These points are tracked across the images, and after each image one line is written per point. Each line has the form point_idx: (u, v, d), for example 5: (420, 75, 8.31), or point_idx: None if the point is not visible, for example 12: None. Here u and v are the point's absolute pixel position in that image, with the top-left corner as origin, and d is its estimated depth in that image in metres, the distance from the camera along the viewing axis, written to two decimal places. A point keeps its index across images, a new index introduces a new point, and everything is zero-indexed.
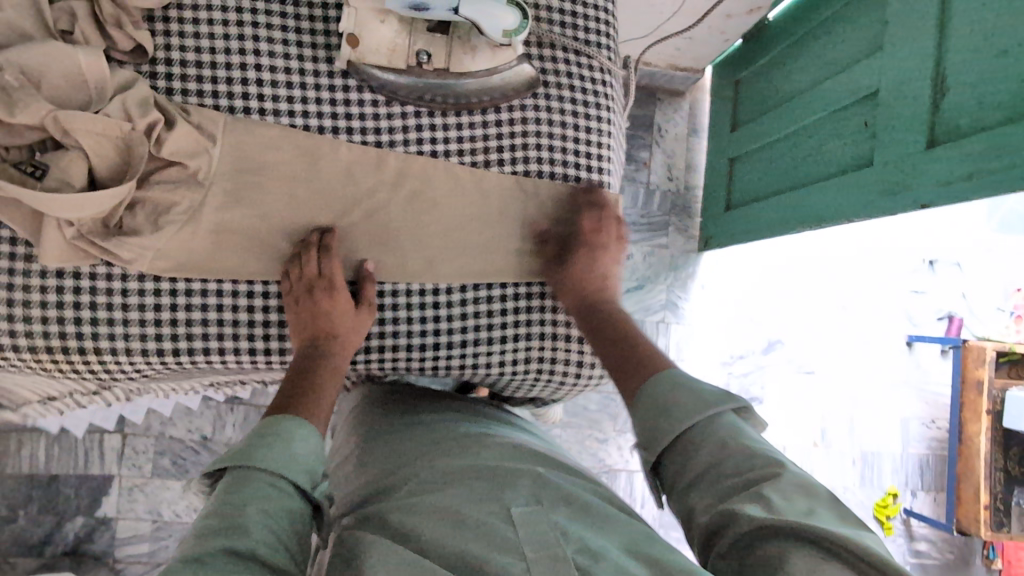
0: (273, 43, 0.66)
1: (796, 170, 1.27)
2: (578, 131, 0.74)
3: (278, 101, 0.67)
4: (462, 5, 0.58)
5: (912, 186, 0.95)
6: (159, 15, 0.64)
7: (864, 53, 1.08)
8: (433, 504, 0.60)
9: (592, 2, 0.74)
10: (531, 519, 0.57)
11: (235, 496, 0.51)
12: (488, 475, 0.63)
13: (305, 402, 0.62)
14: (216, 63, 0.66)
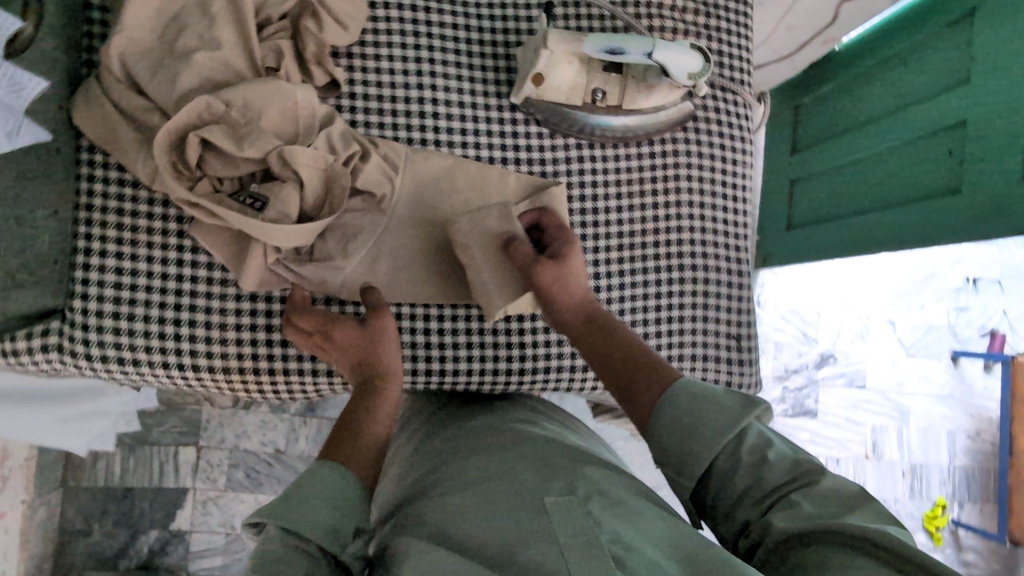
0: (448, 79, 0.70)
1: (869, 193, 1.31)
2: (724, 162, 0.78)
3: (451, 133, 0.70)
4: (656, 49, 0.62)
5: (1006, 214, 1.00)
6: (347, 52, 0.67)
7: (947, 86, 1.14)
8: (460, 504, 0.56)
9: (735, 41, 0.78)
10: (568, 509, 0.54)
11: (264, 560, 0.44)
12: (533, 465, 0.60)
13: (340, 450, 0.54)
14: (396, 97, 0.69)
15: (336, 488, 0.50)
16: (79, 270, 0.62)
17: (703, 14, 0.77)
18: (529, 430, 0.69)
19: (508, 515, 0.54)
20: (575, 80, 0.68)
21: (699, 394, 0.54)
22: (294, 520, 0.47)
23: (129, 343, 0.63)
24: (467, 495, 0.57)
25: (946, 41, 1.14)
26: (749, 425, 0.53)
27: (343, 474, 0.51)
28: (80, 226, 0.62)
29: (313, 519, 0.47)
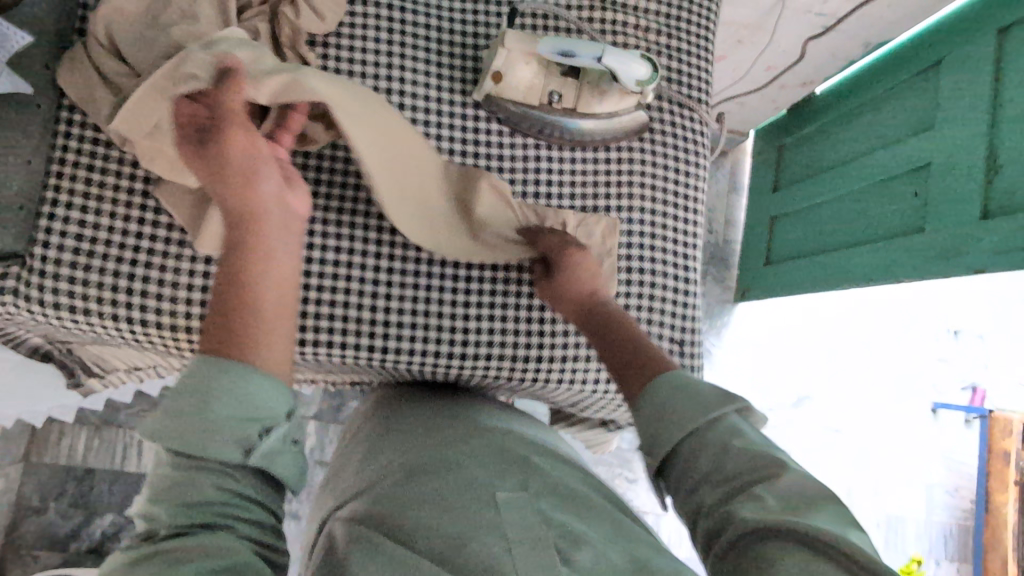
0: (417, 74, 0.74)
1: (842, 230, 1.33)
2: (678, 173, 0.81)
3: (415, 123, 0.74)
4: (605, 54, 0.67)
5: (966, 252, 1.02)
6: (322, 41, 0.72)
7: (914, 130, 1.18)
8: (409, 496, 0.57)
9: (693, 62, 0.83)
10: (518, 506, 0.55)
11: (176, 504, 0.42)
12: (485, 461, 0.61)
13: (228, 337, 0.46)
14: (365, 86, 0.73)
15: (257, 385, 0.45)
16: (45, 220, 0.65)
17: (664, 35, 0.81)
18: (481, 423, 0.70)
19: (457, 507, 0.55)
20: (533, 80, 0.73)
21: (686, 382, 0.55)
22: (201, 451, 0.43)
23: (81, 293, 0.66)
24: (421, 485, 0.58)
25: (915, 88, 1.20)
26: (728, 418, 0.52)
27: (245, 370, 0.45)
28: (50, 179, 0.65)
29: (214, 434, 0.43)
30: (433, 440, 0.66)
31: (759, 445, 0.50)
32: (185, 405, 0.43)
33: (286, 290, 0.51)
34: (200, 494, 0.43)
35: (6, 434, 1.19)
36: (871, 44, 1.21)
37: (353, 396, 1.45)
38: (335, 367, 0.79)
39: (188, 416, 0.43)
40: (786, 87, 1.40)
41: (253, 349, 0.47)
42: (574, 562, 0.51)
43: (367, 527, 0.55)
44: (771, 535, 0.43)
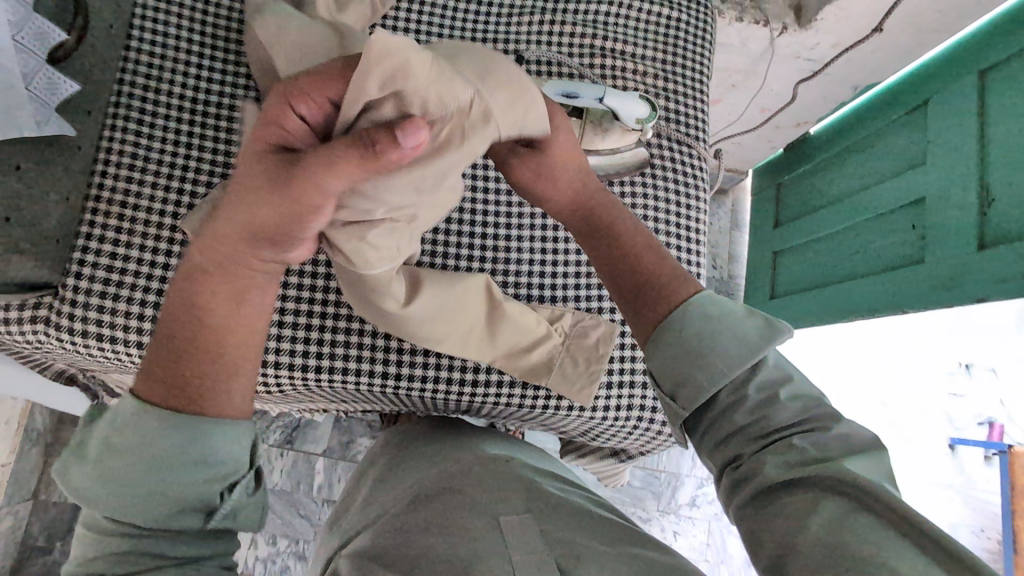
0: None
1: (844, 264, 1.36)
2: (679, 205, 0.84)
3: None
4: (606, 95, 0.73)
5: (965, 282, 1.04)
6: None
7: (907, 166, 1.22)
8: (406, 525, 0.58)
9: (690, 103, 0.88)
10: (521, 532, 0.56)
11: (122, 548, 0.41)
12: (487, 484, 0.63)
13: (180, 391, 0.43)
14: None
15: (221, 444, 0.43)
16: (78, 253, 0.68)
17: (661, 79, 0.87)
18: (480, 449, 0.72)
19: (456, 533, 0.56)
20: None
21: (717, 315, 0.53)
22: (168, 526, 0.42)
23: (110, 322, 0.68)
24: (427, 512, 0.60)
25: (905, 127, 1.24)
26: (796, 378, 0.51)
27: (218, 426, 0.43)
28: (85, 213, 0.68)
29: (169, 497, 0.42)
30: (438, 470, 0.67)
31: (800, 394, 0.50)
32: (137, 466, 0.41)
33: (251, 327, 0.45)
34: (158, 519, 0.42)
35: (20, 473, 1.20)
36: (859, 87, 1.27)
37: (361, 433, 1.46)
38: (347, 395, 0.81)
39: (142, 473, 0.41)
40: (781, 127, 1.46)
41: (213, 400, 0.43)
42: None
43: (370, 557, 0.55)
44: (803, 483, 0.44)
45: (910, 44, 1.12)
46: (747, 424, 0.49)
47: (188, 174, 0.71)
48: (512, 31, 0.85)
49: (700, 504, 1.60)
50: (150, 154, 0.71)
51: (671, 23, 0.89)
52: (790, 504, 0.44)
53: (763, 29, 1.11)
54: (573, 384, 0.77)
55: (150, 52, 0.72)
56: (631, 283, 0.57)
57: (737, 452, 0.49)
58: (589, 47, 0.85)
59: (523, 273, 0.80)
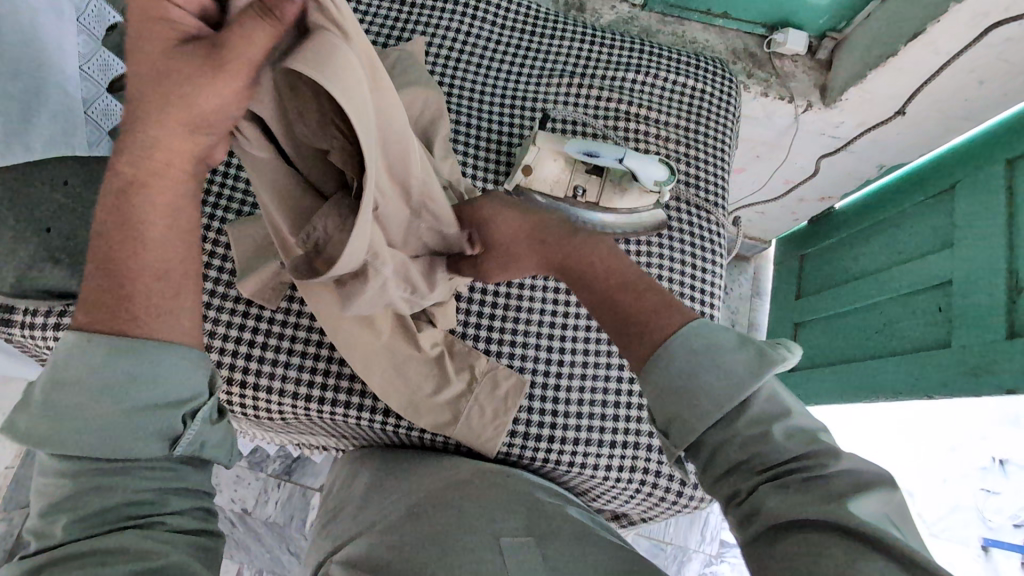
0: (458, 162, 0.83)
1: (868, 342, 1.32)
2: (692, 266, 0.84)
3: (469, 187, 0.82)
4: (627, 156, 0.73)
5: (994, 370, 0.99)
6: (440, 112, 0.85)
7: (933, 247, 1.20)
8: (396, 541, 0.58)
9: (712, 170, 0.90)
10: (521, 556, 0.53)
11: (83, 501, 0.42)
12: (479, 502, 0.63)
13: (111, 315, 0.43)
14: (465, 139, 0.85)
15: (164, 360, 0.43)
16: None
17: (683, 145, 0.90)
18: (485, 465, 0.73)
19: (449, 550, 0.55)
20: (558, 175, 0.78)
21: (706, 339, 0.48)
22: (131, 457, 0.43)
23: None
24: (425, 522, 0.60)
25: (932, 209, 1.23)
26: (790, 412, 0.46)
27: (157, 348, 0.43)
28: None
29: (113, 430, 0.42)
30: (438, 480, 0.67)
31: (803, 425, 0.45)
32: (82, 400, 0.42)
33: (173, 252, 0.44)
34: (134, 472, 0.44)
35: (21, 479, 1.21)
36: (885, 167, 1.28)
37: None
38: (345, 429, 0.80)
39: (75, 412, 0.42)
40: (804, 200, 1.47)
41: (152, 325, 0.43)
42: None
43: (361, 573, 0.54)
44: (811, 522, 0.41)
45: (935, 129, 1.14)
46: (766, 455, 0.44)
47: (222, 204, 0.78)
48: (541, 91, 0.89)
49: None
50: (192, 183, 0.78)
51: (695, 95, 0.92)
52: (799, 544, 0.40)
53: (786, 105, 1.14)
54: (471, 435, 0.73)
55: None
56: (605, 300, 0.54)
57: (740, 484, 0.45)
58: (614, 111, 0.89)
59: (534, 319, 0.79)
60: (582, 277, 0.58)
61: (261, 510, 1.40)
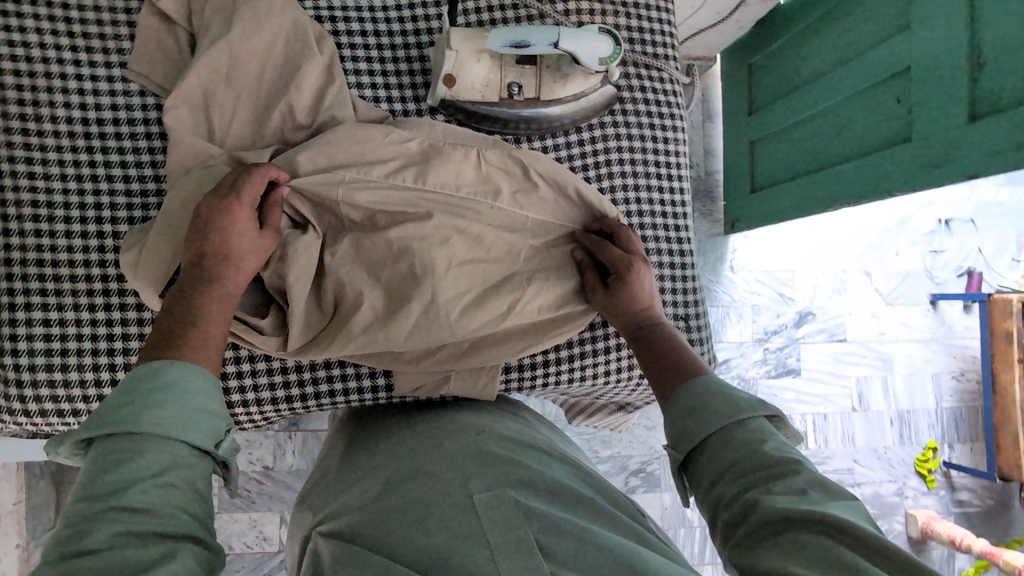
0: (359, 74, 0.69)
1: (824, 151, 1.27)
2: (648, 140, 0.76)
3: (384, 100, 0.69)
4: (561, 38, 0.60)
5: (957, 159, 0.96)
6: (327, 15, 0.68)
7: (891, 33, 1.11)
8: (381, 507, 0.53)
9: (655, 14, 0.76)
10: (495, 507, 0.51)
11: (109, 460, 0.43)
12: (454, 462, 0.58)
13: None
14: (354, 44, 0.69)
15: (183, 381, 0.48)
16: (6, 326, 0.62)
17: None
18: (453, 420, 0.66)
19: (430, 518, 0.51)
20: (488, 77, 0.66)
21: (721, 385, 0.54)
22: (135, 456, 0.43)
23: (65, 394, 0.63)
24: (405, 493, 0.54)
25: None
26: (755, 419, 0.51)
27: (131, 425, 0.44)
28: (2, 282, 0.62)
29: (138, 408, 0.45)
30: (416, 443, 0.62)
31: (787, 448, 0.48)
32: (109, 416, 0.44)
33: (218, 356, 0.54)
34: (128, 450, 0.43)
35: None
36: None
37: None
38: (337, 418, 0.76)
39: (128, 412, 0.45)
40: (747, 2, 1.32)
41: None
42: (554, 554, 0.47)
43: (345, 540, 0.51)
44: (794, 526, 0.41)
45: None
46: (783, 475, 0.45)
47: (103, 214, 0.64)
48: None
49: None
50: (54, 199, 0.63)
51: None
52: (785, 547, 0.41)
53: None
54: (466, 387, 0.70)
55: (16, 83, 0.63)
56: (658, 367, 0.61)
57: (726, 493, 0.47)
58: None
59: None
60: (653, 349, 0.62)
61: (280, 463, 1.39)
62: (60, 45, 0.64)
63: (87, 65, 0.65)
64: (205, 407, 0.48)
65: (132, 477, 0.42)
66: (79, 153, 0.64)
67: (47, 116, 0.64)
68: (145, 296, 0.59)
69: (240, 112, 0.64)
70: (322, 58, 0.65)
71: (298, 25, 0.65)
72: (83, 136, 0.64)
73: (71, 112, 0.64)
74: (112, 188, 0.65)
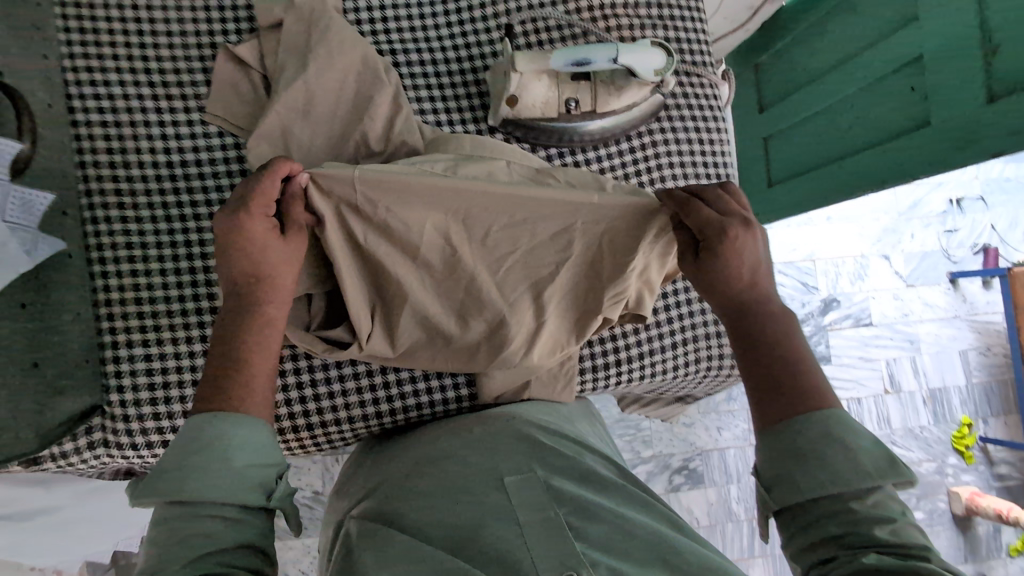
0: (421, 102, 0.73)
1: (832, 146, 1.26)
2: (694, 143, 0.79)
3: (445, 125, 0.73)
4: (620, 55, 0.66)
5: (976, 138, 0.94)
6: (388, 49, 0.73)
7: (897, 25, 1.10)
8: (424, 487, 0.54)
9: (690, 26, 0.81)
10: (527, 489, 0.53)
11: (169, 532, 0.43)
12: (485, 441, 0.59)
13: None
14: (414, 75, 0.73)
15: (231, 438, 0.47)
16: (110, 364, 0.64)
17: (654, 6, 0.79)
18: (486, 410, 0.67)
19: (465, 498, 0.52)
20: (547, 96, 0.70)
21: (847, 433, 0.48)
22: (191, 530, 0.43)
23: (168, 426, 0.65)
24: (436, 476, 0.55)
25: None
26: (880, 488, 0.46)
27: (187, 489, 0.44)
28: (103, 322, 0.64)
29: (191, 471, 0.44)
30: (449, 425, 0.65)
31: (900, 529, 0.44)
32: (166, 479, 0.44)
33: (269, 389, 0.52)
34: (186, 521, 0.43)
35: None
36: None
37: None
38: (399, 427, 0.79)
39: (182, 477, 0.44)
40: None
41: None
42: (586, 535, 0.50)
43: (374, 519, 0.52)
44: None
45: None
46: (843, 534, 0.45)
47: (194, 251, 0.67)
48: None
49: (737, 396, 1.55)
50: (146, 239, 0.67)
51: None
52: None
53: None
54: (546, 389, 0.72)
55: (104, 134, 0.67)
56: (763, 376, 0.52)
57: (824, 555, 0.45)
58: None
59: None
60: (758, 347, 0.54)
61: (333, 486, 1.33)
62: (142, 95, 0.68)
63: (169, 112, 0.69)
64: (251, 463, 0.47)
65: (197, 547, 0.42)
66: (167, 196, 0.68)
67: (135, 163, 0.67)
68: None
69: (318, 144, 0.67)
70: (391, 89, 0.69)
71: (367, 60, 0.69)
72: (170, 179, 0.68)
73: (156, 157, 0.68)
74: (200, 226, 0.68)
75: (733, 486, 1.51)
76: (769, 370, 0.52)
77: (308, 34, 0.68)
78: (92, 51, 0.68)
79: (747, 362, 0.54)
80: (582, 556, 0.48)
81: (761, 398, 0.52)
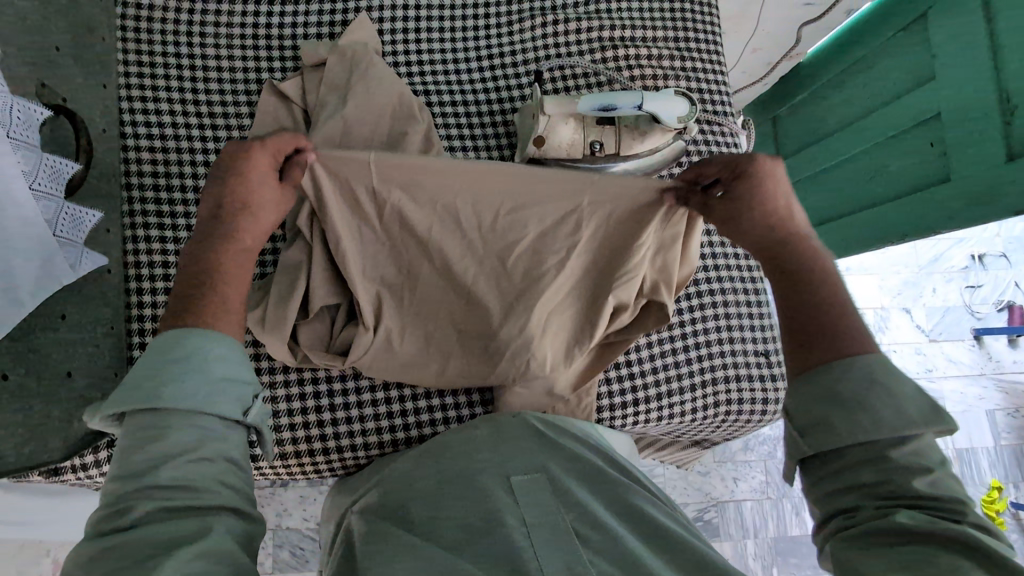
0: (452, 139, 0.76)
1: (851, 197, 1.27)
2: None
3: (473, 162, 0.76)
4: (645, 101, 0.68)
5: (997, 195, 0.94)
6: (423, 91, 0.77)
7: (914, 85, 1.12)
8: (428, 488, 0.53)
9: (712, 78, 0.84)
10: (536, 492, 0.53)
11: (139, 439, 0.41)
12: (502, 438, 0.59)
13: None
14: (445, 115, 0.77)
15: (207, 348, 0.45)
16: None
17: (678, 59, 0.83)
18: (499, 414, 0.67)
19: (467, 493, 0.52)
20: (573, 138, 0.72)
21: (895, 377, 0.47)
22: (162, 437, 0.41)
23: None
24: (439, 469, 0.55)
25: (902, 44, 1.16)
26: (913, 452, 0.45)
27: (158, 391, 0.42)
28: (133, 337, 0.68)
29: (164, 376, 0.43)
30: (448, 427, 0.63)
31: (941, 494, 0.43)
32: (139, 385, 0.43)
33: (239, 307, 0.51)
34: (158, 428, 0.41)
35: None
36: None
37: None
38: None
39: (153, 382, 0.43)
40: (760, 51, 1.41)
41: None
42: (592, 542, 0.49)
43: (379, 515, 0.52)
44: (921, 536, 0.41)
45: None
46: (878, 482, 0.44)
47: None
48: (516, 42, 0.80)
49: (754, 446, 1.51)
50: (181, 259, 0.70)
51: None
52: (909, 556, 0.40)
53: None
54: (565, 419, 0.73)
55: (151, 159, 0.71)
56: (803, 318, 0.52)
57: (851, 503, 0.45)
58: (597, 41, 0.81)
59: None
60: (796, 287, 0.54)
61: None
62: (189, 124, 0.73)
63: (212, 140, 0.73)
64: (230, 376, 0.45)
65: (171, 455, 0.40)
66: None
67: (177, 187, 0.71)
68: (272, 348, 0.62)
69: None
70: (424, 127, 0.72)
71: (403, 99, 0.72)
72: None
73: (197, 183, 0.71)
74: None
75: (749, 540, 1.46)
76: (807, 312, 0.52)
77: (349, 74, 0.72)
78: (146, 84, 0.73)
79: (785, 308, 0.54)
80: (588, 563, 0.47)
81: (797, 342, 0.51)
